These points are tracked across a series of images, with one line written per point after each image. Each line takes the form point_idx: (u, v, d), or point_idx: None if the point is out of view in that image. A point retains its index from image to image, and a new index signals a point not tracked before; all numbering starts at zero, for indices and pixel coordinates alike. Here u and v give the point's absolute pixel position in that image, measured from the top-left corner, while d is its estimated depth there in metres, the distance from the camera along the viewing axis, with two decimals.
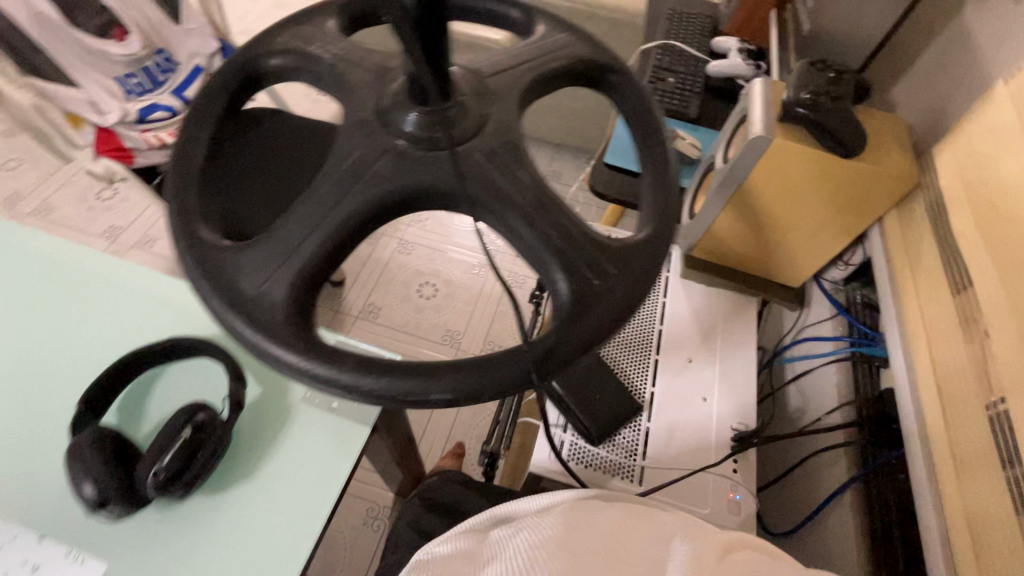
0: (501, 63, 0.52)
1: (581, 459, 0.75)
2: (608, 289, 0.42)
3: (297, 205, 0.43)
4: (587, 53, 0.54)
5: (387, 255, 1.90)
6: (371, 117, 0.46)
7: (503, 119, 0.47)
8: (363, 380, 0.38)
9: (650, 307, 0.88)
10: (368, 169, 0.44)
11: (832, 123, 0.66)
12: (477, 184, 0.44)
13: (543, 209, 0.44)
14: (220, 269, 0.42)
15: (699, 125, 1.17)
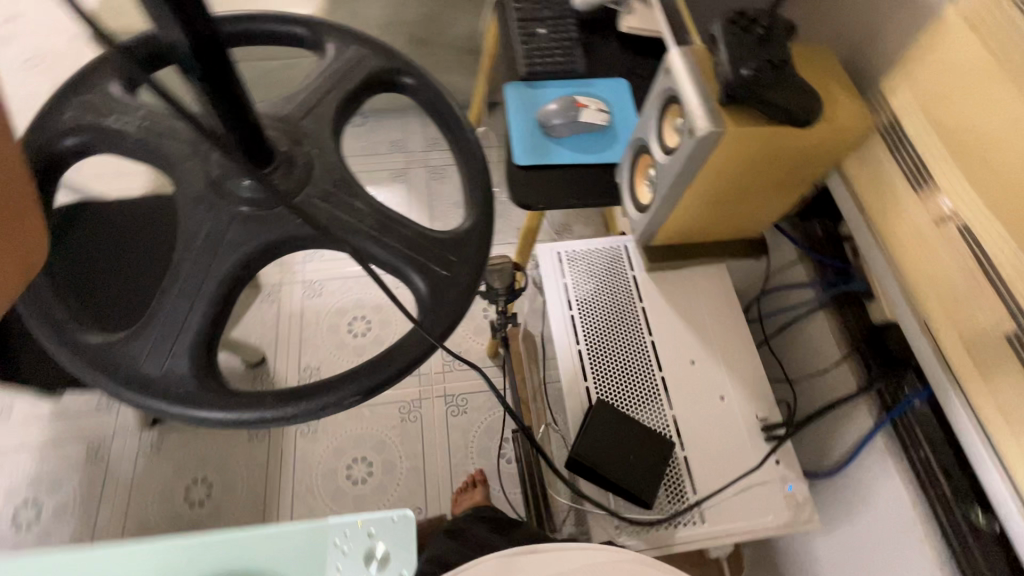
0: (308, 91, 0.54)
1: (637, 526, 0.69)
2: (457, 272, 0.50)
3: (168, 286, 0.46)
4: (381, 62, 0.56)
5: (298, 306, 1.67)
6: (206, 191, 0.49)
7: (324, 158, 0.52)
8: (285, 410, 0.44)
9: (633, 318, 0.82)
10: (222, 238, 0.48)
11: (781, 96, 0.58)
12: (332, 218, 0.50)
13: (384, 227, 0.50)
14: (111, 362, 0.44)
15: (592, 78, 1.04)
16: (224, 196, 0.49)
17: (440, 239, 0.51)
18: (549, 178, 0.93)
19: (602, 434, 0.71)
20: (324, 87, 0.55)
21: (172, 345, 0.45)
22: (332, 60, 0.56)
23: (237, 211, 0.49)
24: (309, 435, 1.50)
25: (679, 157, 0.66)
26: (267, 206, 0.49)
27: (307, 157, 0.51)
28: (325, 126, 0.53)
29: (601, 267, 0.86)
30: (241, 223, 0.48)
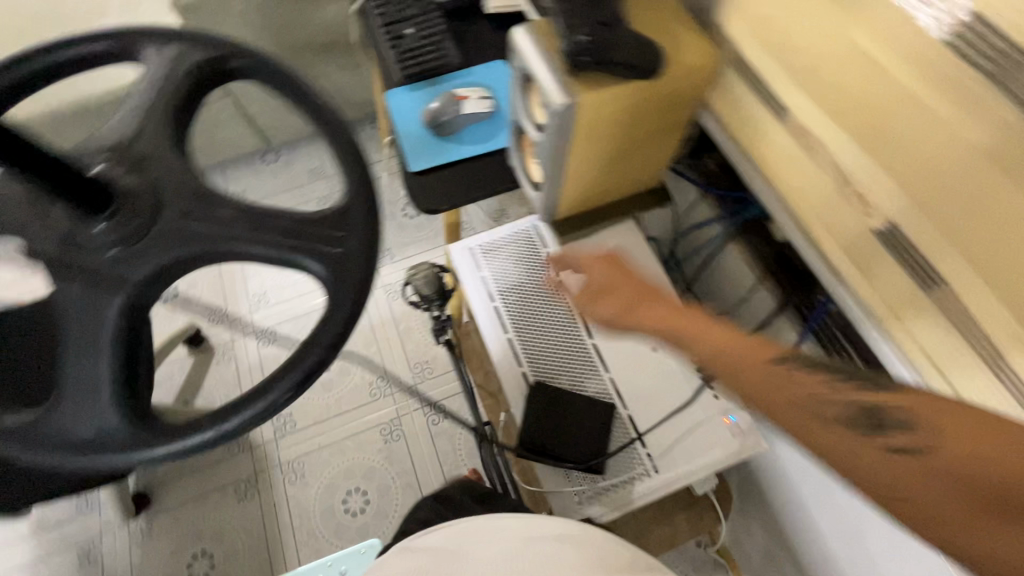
0: (146, 105, 0.60)
1: (597, 494, 0.71)
2: (348, 246, 0.59)
3: (68, 353, 0.53)
4: (200, 54, 0.61)
5: (255, 357, 1.65)
6: (66, 250, 0.55)
7: (169, 176, 0.58)
8: (226, 425, 0.53)
9: (554, 293, 0.83)
10: (103, 291, 0.55)
11: (620, 52, 0.58)
12: (207, 233, 0.58)
13: (259, 224, 0.59)
14: (46, 434, 0.51)
15: (470, 65, 1.03)
16: (84, 246, 0.55)
17: (317, 220, 0.60)
18: (448, 177, 0.93)
19: (545, 415, 0.73)
20: (156, 96, 0.60)
21: (98, 403, 0.52)
22: (153, 65, 0.60)
23: (101, 263, 0.55)
24: (297, 481, 1.49)
25: (546, 134, 0.66)
26: (129, 241, 0.56)
27: (147, 186, 0.57)
28: (163, 140, 0.59)
29: (515, 250, 0.86)
30: (111, 270, 0.55)
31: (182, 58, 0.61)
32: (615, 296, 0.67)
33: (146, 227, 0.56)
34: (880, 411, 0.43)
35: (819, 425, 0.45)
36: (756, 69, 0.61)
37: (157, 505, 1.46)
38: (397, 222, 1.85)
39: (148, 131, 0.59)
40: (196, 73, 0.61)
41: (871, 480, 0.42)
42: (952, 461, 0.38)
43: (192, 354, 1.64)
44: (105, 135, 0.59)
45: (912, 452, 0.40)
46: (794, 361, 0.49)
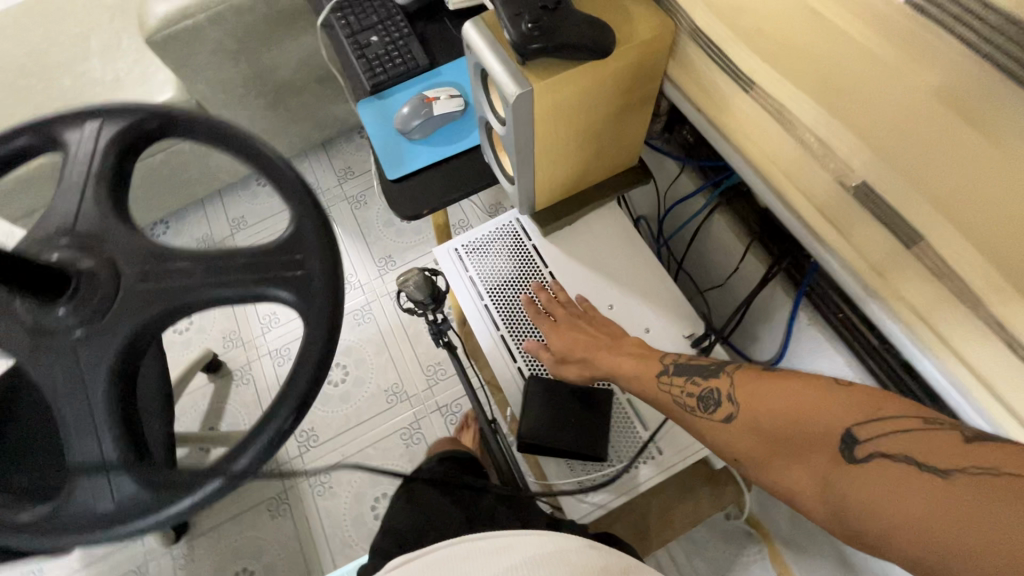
0: (79, 182, 0.66)
1: (602, 479, 0.71)
2: (308, 268, 0.65)
3: (69, 437, 0.57)
4: (120, 126, 0.68)
5: (272, 377, 1.68)
6: (48, 340, 0.59)
7: (120, 251, 0.64)
8: (237, 466, 0.57)
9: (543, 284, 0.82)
10: (89, 366, 0.60)
11: (570, 36, 0.57)
12: (171, 287, 0.63)
13: (218, 268, 0.65)
14: (64, 520, 0.54)
15: (439, 65, 1.02)
16: (55, 335, 0.59)
17: (272, 248, 0.66)
18: (426, 180, 0.93)
19: (544, 406, 0.73)
20: (86, 173, 0.66)
21: (109, 483, 0.56)
22: (76, 144, 0.67)
23: (76, 347, 0.60)
24: (326, 492, 1.53)
25: (509, 131, 0.66)
26: (95, 318, 0.60)
27: (102, 263, 0.62)
28: (102, 213, 0.65)
29: (500, 246, 0.86)
30: (86, 347, 0.60)
31: (113, 133, 0.67)
32: (572, 334, 0.73)
33: (108, 300, 0.61)
34: (711, 391, 0.59)
35: (689, 412, 0.60)
36: (713, 38, 0.60)
37: (195, 529, 1.51)
38: (395, 228, 1.86)
39: (87, 205, 0.66)
40: (123, 144, 0.68)
41: (722, 444, 0.56)
42: (752, 415, 0.54)
43: (212, 381, 1.69)
44: (50, 221, 0.64)
45: (727, 418, 0.56)
46: (670, 367, 0.65)
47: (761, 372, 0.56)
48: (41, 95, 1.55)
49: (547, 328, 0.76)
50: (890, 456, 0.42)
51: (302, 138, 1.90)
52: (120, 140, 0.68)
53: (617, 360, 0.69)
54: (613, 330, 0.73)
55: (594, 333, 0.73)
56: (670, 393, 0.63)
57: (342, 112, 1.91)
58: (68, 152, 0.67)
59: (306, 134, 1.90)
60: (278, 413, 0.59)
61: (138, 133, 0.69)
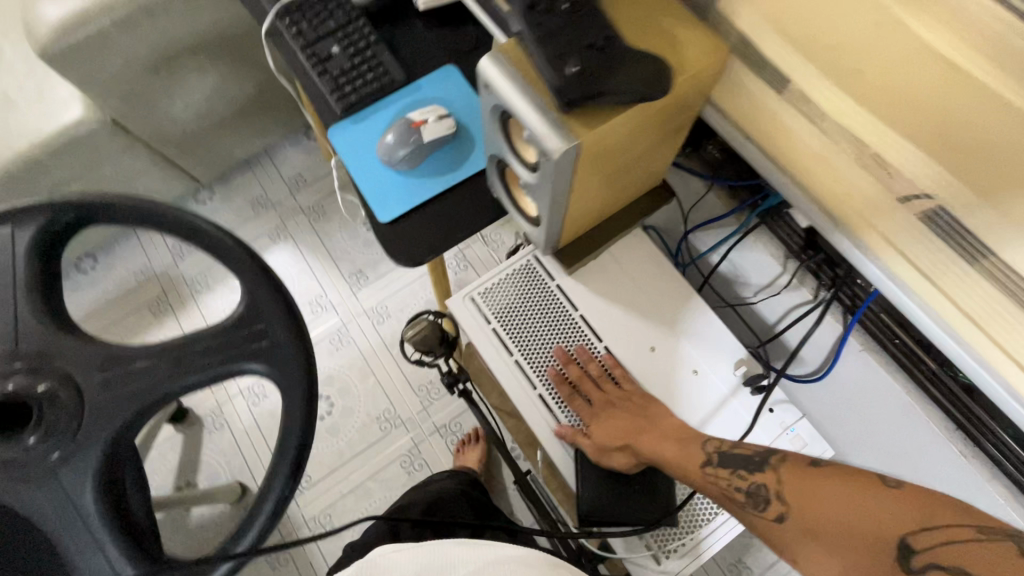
0: (10, 296, 0.64)
1: (675, 548, 0.66)
2: (273, 337, 0.66)
3: (66, 550, 0.58)
4: (38, 228, 0.65)
5: (247, 418, 1.54)
6: (25, 469, 0.60)
7: (74, 364, 0.64)
8: (246, 543, 0.59)
9: (573, 329, 0.75)
10: (70, 477, 0.60)
11: (623, 82, 0.48)
12: (139, 386, 0.64)
13: (176, 361, 0.65)
14: None
15: (417, 78, 0.89)
16: (33, 463, 0.60)
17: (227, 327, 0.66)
18: (425, 219, 0.81)
19: (599, 472, 0.66)
20: (15, 284, 0.64)
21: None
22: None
23: (56, 469, 0.60)
24: (328, 535, 1.44)
25: (541, 178, 0.57)
26: (68, 434, 0.61)
27: (60, 383, 0.63)
28: (44, 326, 0.64)
29: (518, 289, 0.77)
30: (69, 467, 0.61)
31: (31, 237, 0.64)
32: (612, 420, 0.66)
33: (75, 417, 0.62)
34: (759, 486, 0.52)
35: (735, 509, 0.53)
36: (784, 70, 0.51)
37: None
38: (362, 238, 1.72)
39: (25, 320, 0.64)
40: (45, 243, 0.65)
41: (776, 549, 0.49)
42: (807, 517, 0.48)
43: (179, 431, 1.52)
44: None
45: (781, 519, 0.49)
46: (714, 457, 0.57)
47: (806, 468, 0.51)
48: None
49: (585, 413, 0.69)
50: (951, 573, 0.39)
51: (239, 147, 1.70)
52: (37, 241, 0.65)
53: (649, 443, 0.62)
54: (654, 408, 0.66)
55: (632, 416, 0.66)
56: (717, 486, 0.56)
57: (284, 113, 1.72)
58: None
59: (242, 143, 1.70)
60: (274, 484, 0.62)
61: (54, 229, 0.66)
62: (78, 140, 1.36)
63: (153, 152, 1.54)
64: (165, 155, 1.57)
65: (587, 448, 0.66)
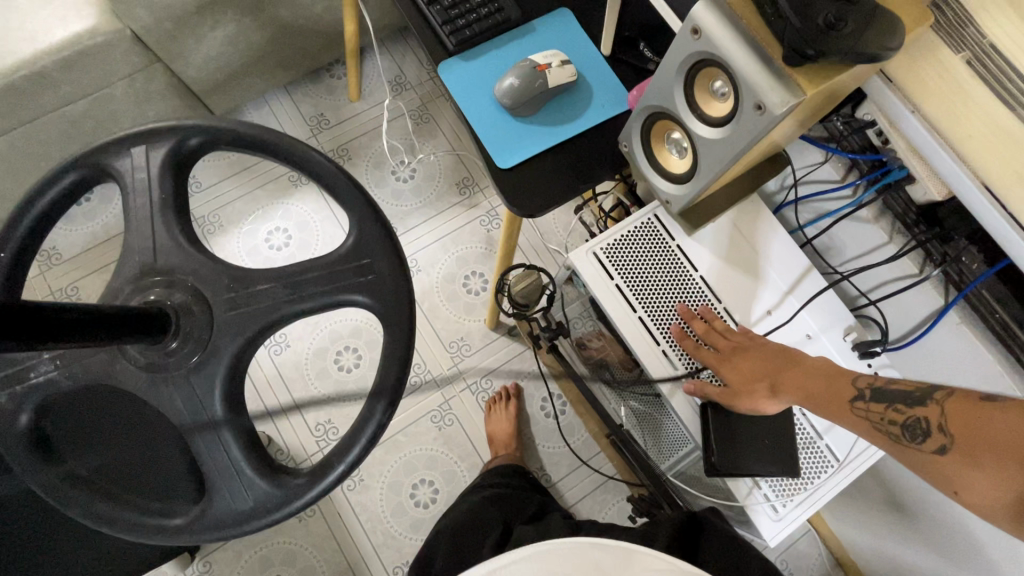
0: (135, 203, 0.55)
1: (792, 494, 0.71)
2: (379, 270, 0.57)
3: (195, 444, 0.52)
4: (172, 144, 0.55)
5: (272, 368, 1.48)
6: (150, 374, 0.51)
7: (203, 282, 0.54)
8: (351, 458, 0.52)
9: (694, 288, 0.79)
10: (195, 385, 0.52)
11: (868, 41, 0.47)
12: (265, 304, 0.55)
13: (298, 289, 0.55)
14: (213, 521, 0.51)
15: (531, 20, 0.85)
16: (169, 366, 0.52)
17: (338, 257, 0.56)
18: (545, 169, 0.79)
19: (727, 417, 0.71)
20: (144, 200, 0.55)
21: (243, 480, 0.52)
22: (142, 169, 0.55)
23: (191, 376, 0.52)
24: (357, 486, 1.42)
25: (727, 136, 0.57)
26: (199, 336, 0.53)
27: (192, 296, 0.54)
28: (182, 252, 0.55)
29: (639, 245, 0.79)
30: (199, 374, 0.52)
31: (166, 155, 0.55)
32: (745, 363, 0.68)
33: (208, 328, 0.53)
34: (918, 419, 0.52)
35: (889, 442, 0.54)
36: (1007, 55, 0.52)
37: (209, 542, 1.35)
38: (392, 189, 1.65)
39: (162, 246, 0.55)
40: (178, 165, 0.56)
41: (938, 480, 0.49)
42: (976, 444, 0.46)
43: None
44: (126, 262, 0.54)
45: (942, 451, 0.49)
46: (866, 393, 0.57)
47: (978, 399, 0.48)
48: None
49: (714, 362, 0.71)
50: None
51: (261, 79, 1.57)
52: (172, 164, 0.56)
53: (787, 384, 0.64)
54: (792, 352, 0.67)
55: (769, 357, 0.68)
56: (867, 419, 0.56)
57: (314, 49, 1.58)
58: (123, 185, 0.55)
59: (265, 76, 1.57)
60: (374, 412, 0.53)
61: (189, 151, 0.56)
62: (91, 53, 1.22)
63: (172, 76, 1.41)
64: (182, 78, 1.43)
65: (716, 395, 0.69)
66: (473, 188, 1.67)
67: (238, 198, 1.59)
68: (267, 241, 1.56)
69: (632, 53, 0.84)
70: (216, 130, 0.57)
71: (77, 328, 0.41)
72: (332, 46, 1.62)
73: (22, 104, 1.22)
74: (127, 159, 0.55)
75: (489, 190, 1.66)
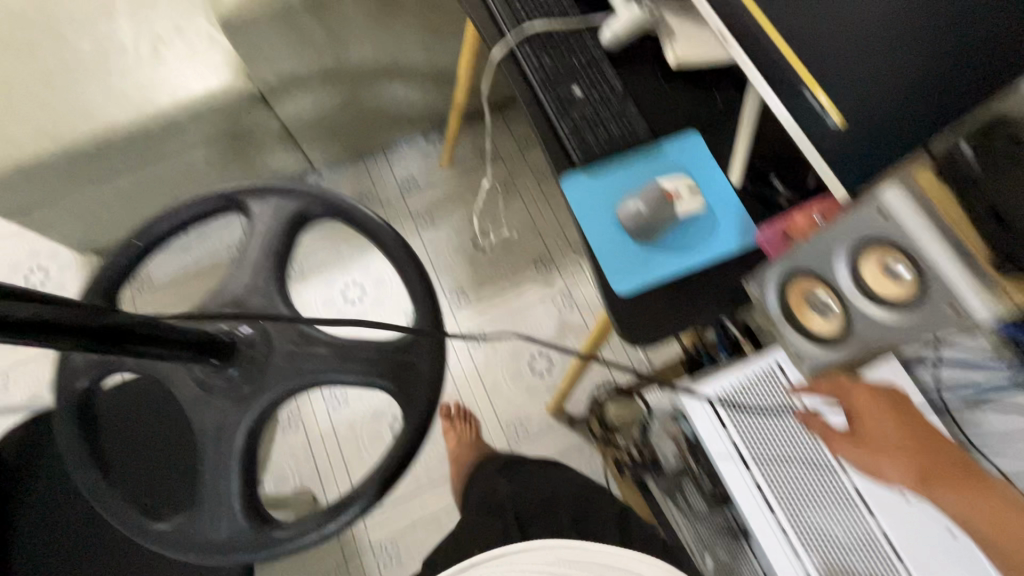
0: (253, 252, 0.67)
1: None
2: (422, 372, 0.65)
3: (201, 474, 0.62)
4: (295, 208, 0.67)
5: (327, 424, 1.46)
6: (199, 389, 0.63)
7: (276, 326, 0.66)
8: (325, 529, 0.62)
9: (815, 451, 0.72)
10: (226, 426, 0.63)
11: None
12: (313, 360, 0.66)
13: (350, 357, 0.66)
14: (190, 539, 0.61)
15: (660, 140, 0.83)
16: (218, 386, 0.64)
17: (394, 357, 0.67)
18: (657, 300, 0.75)
19: None
20: (261, 248, 0.67)
21: (229, 515, 0.62)
22: (269, 218, 0.67)
23: (231, 410, 0.63)
24: (392, 565, 1.36)
25: (906, 321, 0.52)
26: (255, 373, 0.64)
27: (260, 334, 0.65)
28: (273, 297, 0.67)
29: (755, 393, 0.75)
30: (239, 407, 0.64)
31: (289, 213, 0.67)
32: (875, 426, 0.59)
33: (262, 370, 0.65)
34: None
35: None
36: None
37: None
38: (469, 257, 1.65)
39: (258, 285, 0.67)
40: (294, 224, 0.68)
41: None
42: None
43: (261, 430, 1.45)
44: (222, 291, 0.66)
45: None
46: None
47: None
48: (54, 63, 1.24)
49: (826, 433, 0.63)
50: None
51: (362, 136, 1.63)
52: (292, 223, 0.68)
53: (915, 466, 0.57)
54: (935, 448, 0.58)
55: (898, 414, 0.59)
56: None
57: (417, 117, 1.64)
58: (250, 223, 0.67)
59: (368, 132, 1.61)
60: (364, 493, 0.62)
61: (308, 216, 0.68)
62: (211, 109, 1.29)
63: (284, 132, 1.49)
64: (294, 135, 1.51)
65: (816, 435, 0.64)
66: (549, 266, 1.64)
67: (324, 249, 1.62)
68: (342, 294, 1.58)
69: (762, 185, 0.81)
70: (333, 200, 0.68)
71: (148, 341, 0.49)
72: (434, 114, 1.66)
73: (147, 148, 1.30)
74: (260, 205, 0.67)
75: (565, 271, 1.64)
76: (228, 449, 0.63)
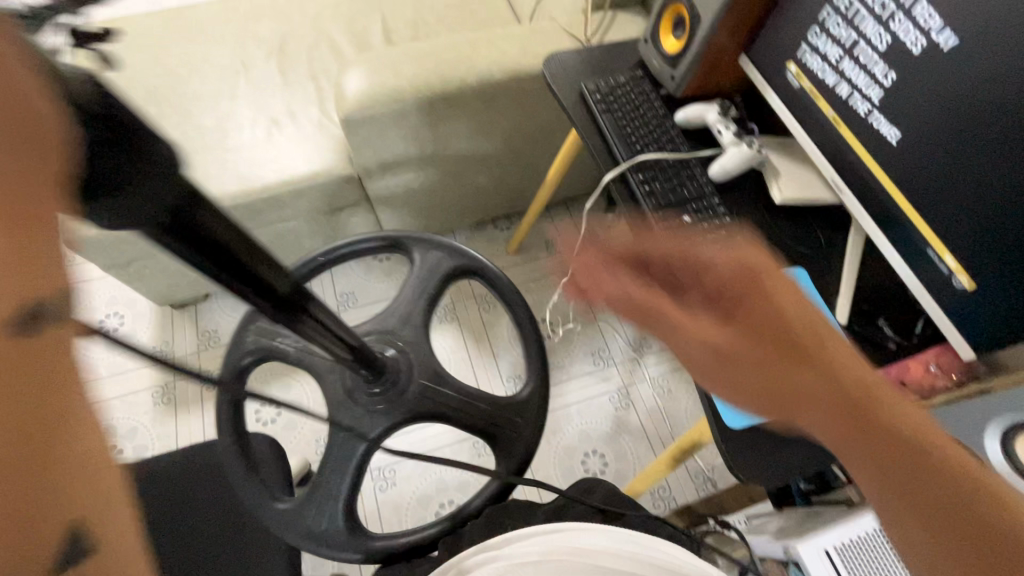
0: (407, 299, 0.85)
1: None
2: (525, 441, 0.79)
3: (323, 469, 0.77)
4: (451, 263, 0.86)
5: (373, 504, 1.42)
6: (345, 392, 0.79)
7: (418, 354, 0.82)
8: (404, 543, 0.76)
9: None
10: (354, 435, 0.78)
11: None
12: (441, 391, 0.81)
13: (469, 402, 0.82)
14: (297, 524, 0.75)
15: None
16: (360, 391, 0.79)
17: (505, 404, 0.82)
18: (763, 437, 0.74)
19: None
20: (414, 294, 0.85)
21: (332, 511, 0.76)
22: (424, 265, 0.86)
23: (367, 420, 0.79)
24: None
25: None
26: (392, 390, 0.79)
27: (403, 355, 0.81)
28: (417, 331, 0.83)
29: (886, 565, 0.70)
30: (375, 414, 0.78)
31: (442, 268, 0.85)
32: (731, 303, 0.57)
33: (399, 393, 0.80)
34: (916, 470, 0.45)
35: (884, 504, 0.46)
36: None
37: None
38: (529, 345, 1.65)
39: (409, 320, 0.84)
40: (446, 277, 0.86)
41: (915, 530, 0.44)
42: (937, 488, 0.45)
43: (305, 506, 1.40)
44: (380, 320, 0.84)
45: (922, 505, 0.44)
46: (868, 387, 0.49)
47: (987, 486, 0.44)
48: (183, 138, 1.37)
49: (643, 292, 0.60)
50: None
51: (439, 220, 1.71)
52: (441, 279, 0.86)
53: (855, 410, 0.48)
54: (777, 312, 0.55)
55: (745, 284, 0.57)
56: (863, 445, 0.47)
57: (493, 206, 1.73)
58: (413, 266, 0.86)
59: (445, 217, 1.70)
60: None
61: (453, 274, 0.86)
62: (312, 188, 1.38)
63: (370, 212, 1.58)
64: (378, 215, 1.60)
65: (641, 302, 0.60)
66: (607, 361, 1.64)
67: None
68: None
69: (869, 328, 0.81)
70: (478, 266, 0.86)
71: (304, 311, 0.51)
72: (509, 205, 1.75)
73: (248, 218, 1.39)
74: (424, 254, 0.86)
75: (623, 368, 1.64)
76: (347, 464, 0.77)
